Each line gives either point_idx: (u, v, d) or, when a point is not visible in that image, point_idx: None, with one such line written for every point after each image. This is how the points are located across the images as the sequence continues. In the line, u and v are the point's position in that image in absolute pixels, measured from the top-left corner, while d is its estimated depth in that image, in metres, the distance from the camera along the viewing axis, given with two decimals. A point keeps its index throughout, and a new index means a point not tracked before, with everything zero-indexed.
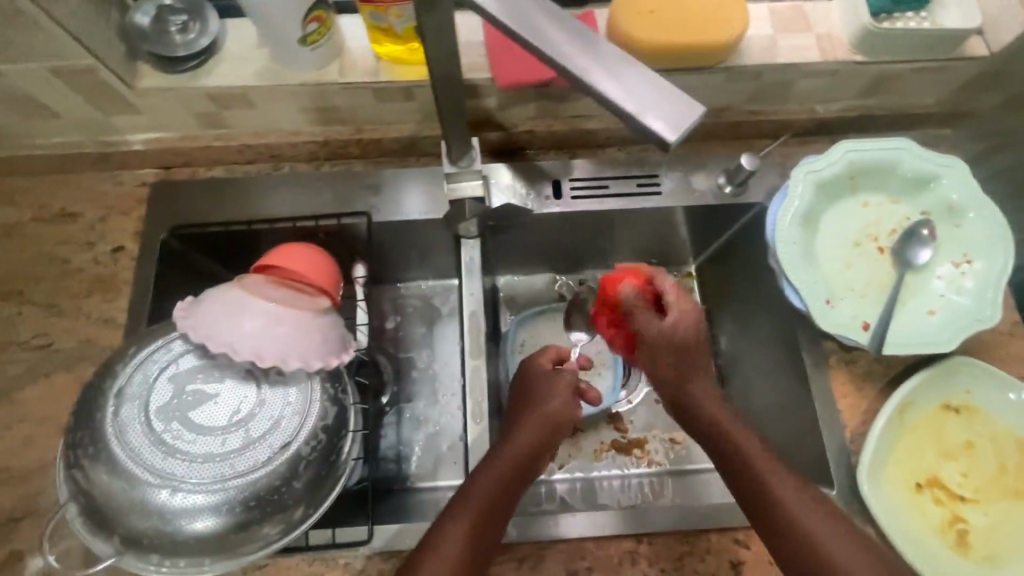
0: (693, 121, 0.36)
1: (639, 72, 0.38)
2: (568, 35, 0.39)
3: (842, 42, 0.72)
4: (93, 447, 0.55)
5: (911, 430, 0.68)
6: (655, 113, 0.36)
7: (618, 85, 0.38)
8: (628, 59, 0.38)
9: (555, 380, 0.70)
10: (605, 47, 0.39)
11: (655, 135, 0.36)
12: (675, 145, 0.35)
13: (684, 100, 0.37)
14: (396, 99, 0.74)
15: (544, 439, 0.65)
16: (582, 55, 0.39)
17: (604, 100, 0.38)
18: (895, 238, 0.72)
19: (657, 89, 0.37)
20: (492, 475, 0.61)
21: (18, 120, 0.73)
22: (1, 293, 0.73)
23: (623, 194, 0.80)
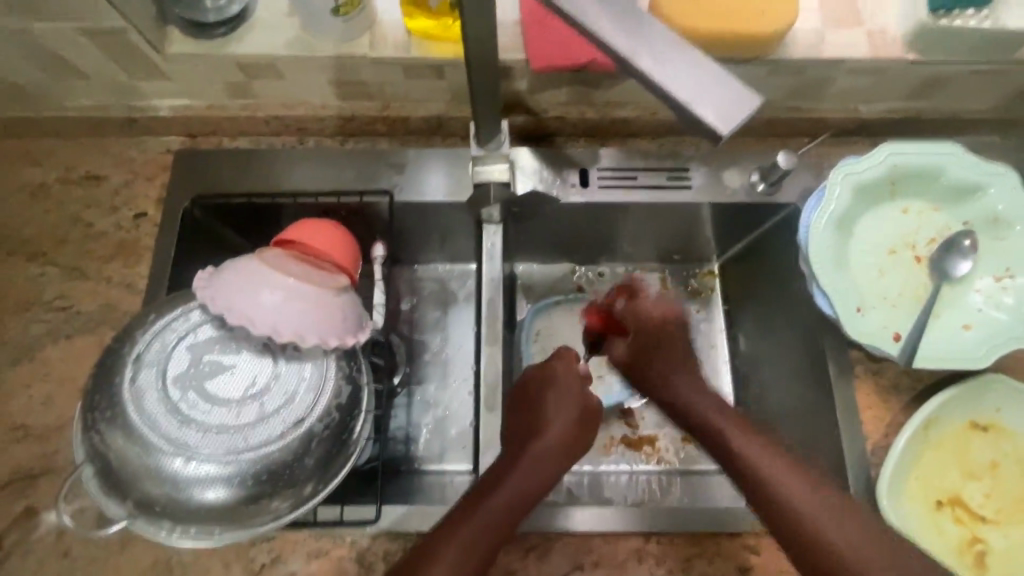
0: (746, 113, 0.34)
1: (691, 58, 0.36)
2: (615, 14, 0.37)
3: (895, 39, 0.69)
4: (110, 411, 0.55)
5: (936, 447, 0.65)
6: (707, 102, 0.35)
7: (668, 71, 0.36)
8: (680, 43, 0.37)
9: (579, 392, 0.71)
10: (657, 28, 0.37)
11: (706, 126, 0.34)
12: (727, 138, 0.34)
13: (739, 90, 0.35)
14: (427, 76, 0.72)
15: (563, 447, 0.67)
16: (629, 36, 0.37)
17: (652, 85, 0.36)
18: (934, 247, 0.70)
19: (708, 76, 0.35)
20: (518, 477, 0.62)
21: (47, 80, 0.73)
22: (26, 253, 0.74)
23: (651, 187, 0.78)
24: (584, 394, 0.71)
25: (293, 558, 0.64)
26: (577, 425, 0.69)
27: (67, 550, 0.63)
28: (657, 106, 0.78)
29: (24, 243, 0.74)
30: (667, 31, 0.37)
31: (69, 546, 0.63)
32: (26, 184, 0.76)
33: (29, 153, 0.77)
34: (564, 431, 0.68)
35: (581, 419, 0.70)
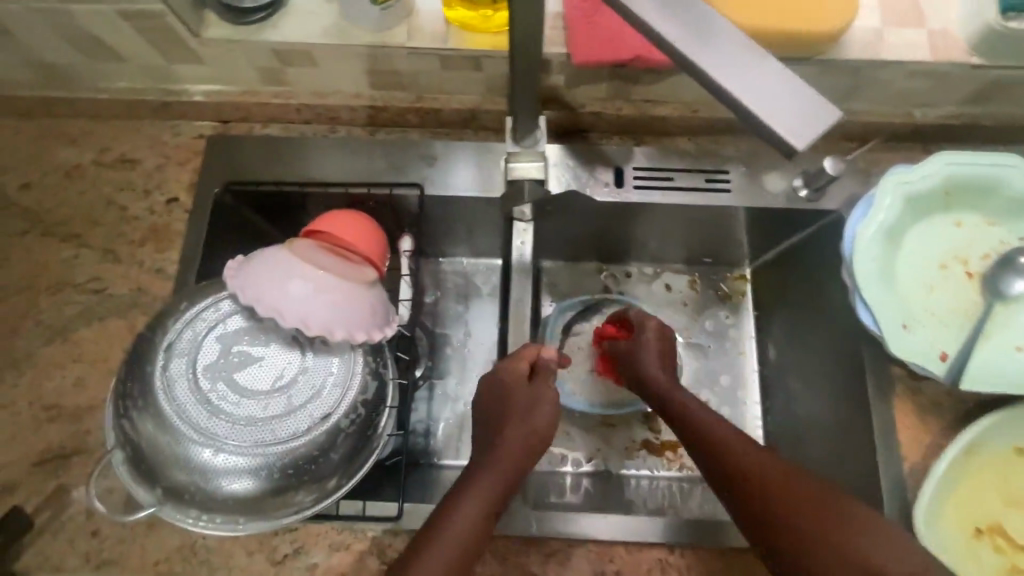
0: (821, 126, 0.35)
1: (764, 66, 0.36)
2: (682, 22, 0.38)
3: (958, 42, 0.65)
4: (142, 399, 0.55)
5: (978, 473, 0.63)
6: (780, 113, 0.35)
7: (740, 81, 0.36)
8: (753, 51, 0.37)
9: (533, 395, 0.61)
10: (728, 37, 0.37)
11: (778, 139, 0.35)
12: (800, 152, 0.34)
13: (814, 101, 0.35)
14: (463, 68, 0.71)
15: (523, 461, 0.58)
16: (699, 44, 0.37)
17: (722, 96, 0.36)
18: (987, 263, 0.67)
19: (781, 86, 0.36)
20: (470, 504, 0.53)
21: (85, 61, 0.73)
22: (60, 234, 0.74)
23: (688, 188, 0.75)
24: (538, 395, 0.61)
25: (314, 550, 0.64)
26: (537, 430, 0.59)
27: (95, 530, 0.64)
28: (699, 104, 0.76)
29: (59, 224, 0.74)
30: (739, 39, 0.37)
31: (97, 527, 0.64)
32: (61, 165, 0.76)
33: (64, 133, 0.78)
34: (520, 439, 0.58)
35: (538, 423, 0.60)
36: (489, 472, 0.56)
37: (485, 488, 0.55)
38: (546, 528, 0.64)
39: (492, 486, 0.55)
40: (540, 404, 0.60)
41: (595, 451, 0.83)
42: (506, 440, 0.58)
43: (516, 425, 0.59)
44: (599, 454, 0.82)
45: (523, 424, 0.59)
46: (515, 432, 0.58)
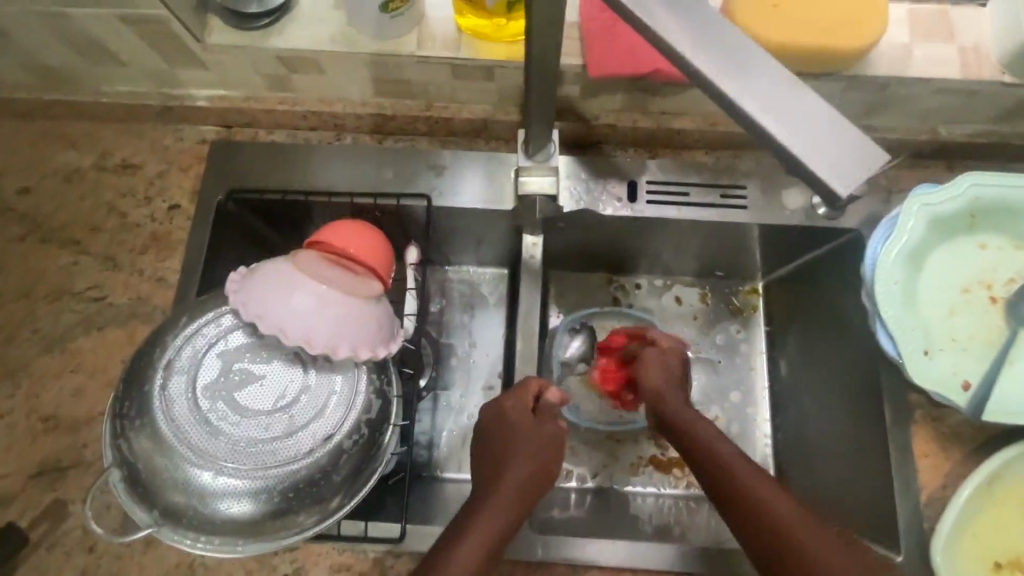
0: (869, 172, 0.32)
1: (808, 104, 0.33)
2: (718, 52, 0.35)
3: (989, 59, 0.63)
4: (139, 419, 0.54)
5: (999, 505, 0.61)
6: (826, 157, 0.32)
7: (783, 120, 0.33)
8: (794, 85, 0.34)
9: (539, 427, 0.60)
10: (766, 69, 0.34)
11: (824, 184, 0.32)
12: (846, 199, 0.32)
13: (863, 144, 0.33)
14: (475, 77, 0.69)
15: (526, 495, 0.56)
16: (737, 77, 0.34)
17: (763, 135, 0.33)
18: (1012, 288, 0.65)
19: (826, 126, 0.33)
20: (471, 542, 0.51)
21: (86, 64, 0.71)
22: (59, 240, 0.73)
23: (703, 203, 0.73)
24: (544, 426, 0.60)
25: (315, 571, 0.62)
26: (541, 463, 0.58)
27: (92, 546, 0.63)
28: (718, 117, 0.73)
29: (58, 230, 0.73)
30: (778, 68, 0.34)
31: (94, 542, 0.63)
32: (61, 169, 0.75)
33: (65, 136, 0.76)
34: (524, 474, 0.57)
35: (542, 454, 0.58)
36: (491, 508, 0.53)
37: (489, 523, 0.52)
38: (552, 553, 0.63)
39: (496, 522, 0.53)
40: (545, 436, 0.59)
41: (601, 467, 0.81)
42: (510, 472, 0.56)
43: (520, 457, 0.57)
44: (605, 469, 0.81)
45: (526, 456, 0.57)
46: (519, 464, 0.57)
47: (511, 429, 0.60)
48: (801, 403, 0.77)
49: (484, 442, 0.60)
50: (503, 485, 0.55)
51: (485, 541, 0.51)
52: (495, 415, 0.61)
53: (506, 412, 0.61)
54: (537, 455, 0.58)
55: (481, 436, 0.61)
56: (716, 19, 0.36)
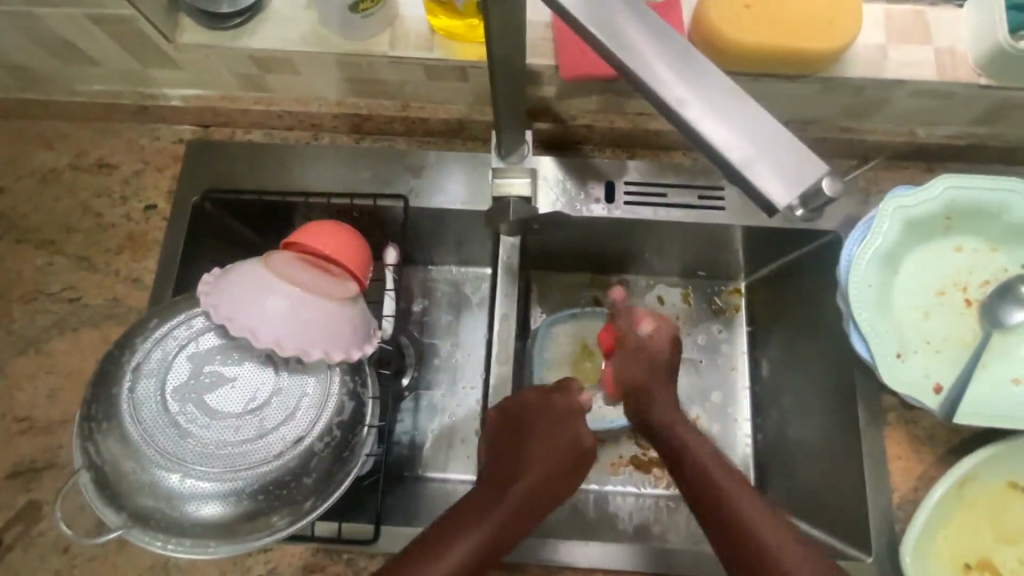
0: (807, 181, 0.32)
1: (749, 112, 0.33)
2: (662, 57, 0.35)
3: (965, 61, 0.63)
4: (108, 422, 0.54)
5: (970, 507, 0.62)
6: (763, 166, 0.32)
7: (723, 128, 0.33)
8: (736, 93, 0.34)
9: (574, 434, 0.64)
10: (710, 76, 0.34)
11: (760, 193, 0.32)
12: (784, 209, 0.32)
13: (802, 154, 0.33)
14: (449, 78, 0.68)
15: (541, 493, 0.61)
16: (680, 83, 0.34)
17: (702, 142, 0.34)
18: (987, 291, 0.65)
19: (764, 135, 0.33)
20: (476, 534, 0.56)
21: (58, 63, 0.70)
22: (35, 240, 0.72)
23: (681, 204, 0.73)
24: (579, 435, 0.64)
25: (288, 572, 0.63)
26: (560, 464, 0.63)
27: (66, 547, 0.63)
28: None
29: (34, 230, 0.73)
30: (722, 75, 0.34)
31: (68, 544, 0.63)
32: (37, 168, 0.74)
33: (40, 136, 0.76)
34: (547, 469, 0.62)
35: (563, 462, 0.63)
36: (506, 505, 0.58)
37: (500, 517, 0.58)
38: (525, 555, 0.63)
39: (505, 518, 0.58)
40: (575, 443, 0.64)
41: None
42: (530, 470, 0.61)
43: (545, 460, 0.62)
44: (585, 469, 0.80)
45: (549, 455, 0.62)
46: (539, 464, 0.62)
47: (544, 426, 0.64)
48: (780, 405, 0.78)
49: (502, 432, 0.64)
50: (521, 483, 0.60)
51: (490, 535, 0.57)
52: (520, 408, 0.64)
53: (543, 410, 0.64)
54: (561, 461, 0.63)
55: (507, 417, 0.64)
56: (663, 25, 0.35)
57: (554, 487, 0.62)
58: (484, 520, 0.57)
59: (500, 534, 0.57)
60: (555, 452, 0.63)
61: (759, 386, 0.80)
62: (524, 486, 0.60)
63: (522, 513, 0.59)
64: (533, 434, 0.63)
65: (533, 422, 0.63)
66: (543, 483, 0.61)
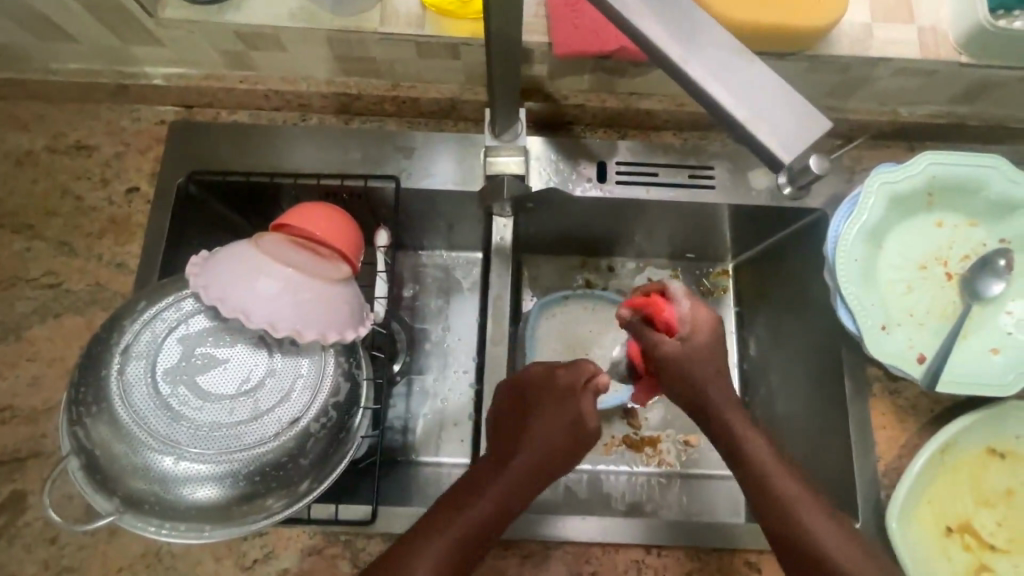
0: (812, 138, 0.34)
1: (755, 72, 0.35)
2: (669, 17, 0.35)
3: (947, 39, 0.64)
4: (97, 405, 0.53)
5: (951, 471, 0.64)
6: (769, 126, 0.34)
7: (730, 89, 0.34)
8: (742, 54, 0.35)
9: (574, 408, 0.61)
10: (716, 38, 0.35)
11: (767, 152, 0.34)
12: (790, 167, 0.34)
13: (806, 113, 0.34)
14: (440, 56, 0.68)
15: (541, 467, 0.59)
16: (686, 44, 0.35)
17: (711, 105, 0.35)
18: (967, 265, 0.67)
19: (770, 94, 0.34)
20: (475, 510, 0.56)
21: (34, 40, 0.68)
22: (11, 225, 0.70)
23: (673, 184, 0.73)
24: (582, 412, 0.61)
25: (284, 555, 0.62)
26: (564, 436, 0.60)
27: (54, 537, 0.61)
28: (684, 98, 0.73)
29: (10, 215, 0.70)
30: (726, 36, 0.35)
31: (56, 534, 0.61)
32: (11, 150, 0.72)
33: (15, 118, 0.73)
34: (552, 438, 0.60)
35: (566, 438, 0.60)
36: (503, 480, 0.58)
37: (499, 493, 0.57)
38: (521, 531, 0.64)
39: (504, 494, 0.58)
40: (578, 421, 0.60)
41: None
42: (529, 445, 0.59)
43: (546, 430, 0.60)
44: None
45: (551, 432, 0.60)
46: (540, 438, 0.60)
47: (546, 400, 0.61)
48: (767, 381, 0.79)
49: (513, 406, 0.62)
50: (523, 456, 0.59)
51: (490, 511, 0.57)
52: (527, 385, 0.62)
53: (547, 385, 0.62)
54: (562, 438, 0.60)
55: (518, 393, 0.63)
56: None
57: (557, 463, 0.60)
58: (483, 498, 0.57)
59: (498, 508, 0.57)
60: (562, 422, 0.60)
61: (747, 364, 0.82)
62: (523, 463, 0.59)
63: (522, 486, 0.58)
64: (535, 408, 0.61)
65: (535, 397, 0.62)
66: (541, 460, 0.59)
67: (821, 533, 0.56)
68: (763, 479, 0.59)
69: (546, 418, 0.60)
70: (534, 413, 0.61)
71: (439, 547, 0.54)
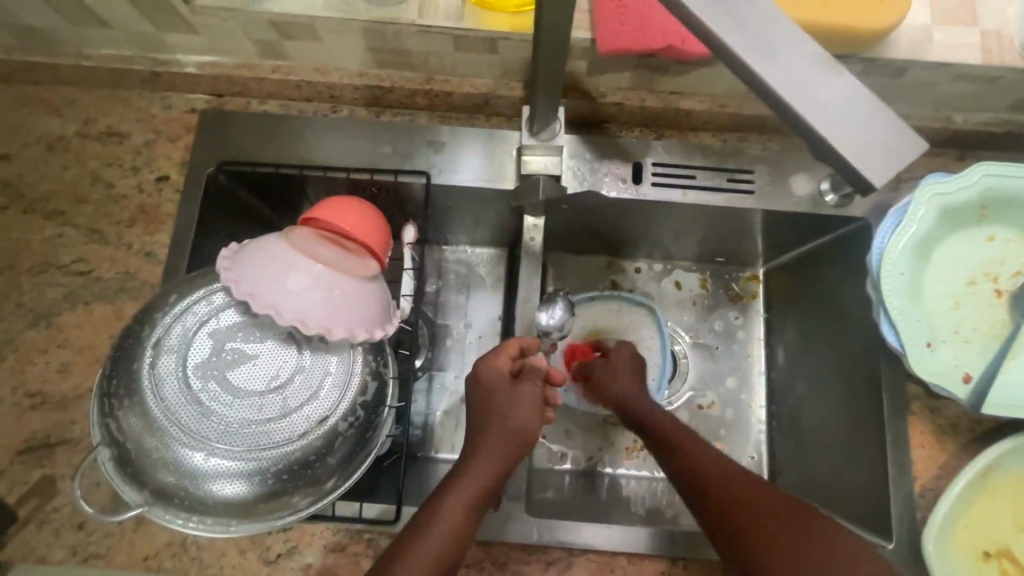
0: (904, 161, 0.33)
1: (840, 84, 0.33)
2: (751, 31, 0.33)
3: (1012, 44, 0.61)
4: (128, 398, 0.52)
5: (991, 495, 0.62)
6: (856, 145, 0.33)
7: (818, 105, 0.33)
8: (827, 64, 0.33)
9: (512, 394, 0.57)
10: (804, 49, 0.33)
11: (856, 172, 0.33)
12: (879, 189, 0.33)
13: (898, 132, 0.33)
14: (478, 49, 0.66)
15: (504, 458, 0.54)
16: (771, 59, 0.33)
17: (798, 122, 0.33)
18: (1018, 281, 0.64)
19: (857, 111, 0.33)
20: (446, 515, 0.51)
21: (67, 24, 0.68)
22: (43, 211, 0.70)
23: (709, 187, 0.71)
24: (518, 394, 0.57)
25: (308, 551, 0.62)
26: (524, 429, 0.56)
27: (82, 523, 0.62)
28: (725, 98, 0.71)
29: (41, 201, 0.70)
30: (812, 45, 0.34)
31: (84, 520, 0.62)
32: (43, 135, 0.72)
33: (47, 102, 0.73)
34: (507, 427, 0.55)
35: (517, 428, 0.55)
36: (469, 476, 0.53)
37: (471, 488, 0.52)
38: (545, 536, 0.63)
39: (476, 486, 0.52)
40: (517, 405, 0.56)
41: (596, 450, 0.81)
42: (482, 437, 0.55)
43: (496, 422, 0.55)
44: (600, 453, 0.80)
45: (498, 420, 0.56)
46: (501, 432, 0.55)
47: (484, 391, 0.57)
48: (795, 392, 0.78)
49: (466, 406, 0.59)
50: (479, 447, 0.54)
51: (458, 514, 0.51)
52: (474, 381, 0.58)
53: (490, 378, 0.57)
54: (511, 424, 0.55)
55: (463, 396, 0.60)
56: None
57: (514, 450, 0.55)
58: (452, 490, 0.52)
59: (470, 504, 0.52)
60: (504, 406, 0.56)
61: (776, 373, 0.80)
62: (486, 453, 0.54)
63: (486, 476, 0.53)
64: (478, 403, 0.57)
65: (480, 390, 0.58)
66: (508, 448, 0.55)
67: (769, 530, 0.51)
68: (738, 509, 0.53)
69: (489, 405, 0.56)
70: (492, 405, 0.56)
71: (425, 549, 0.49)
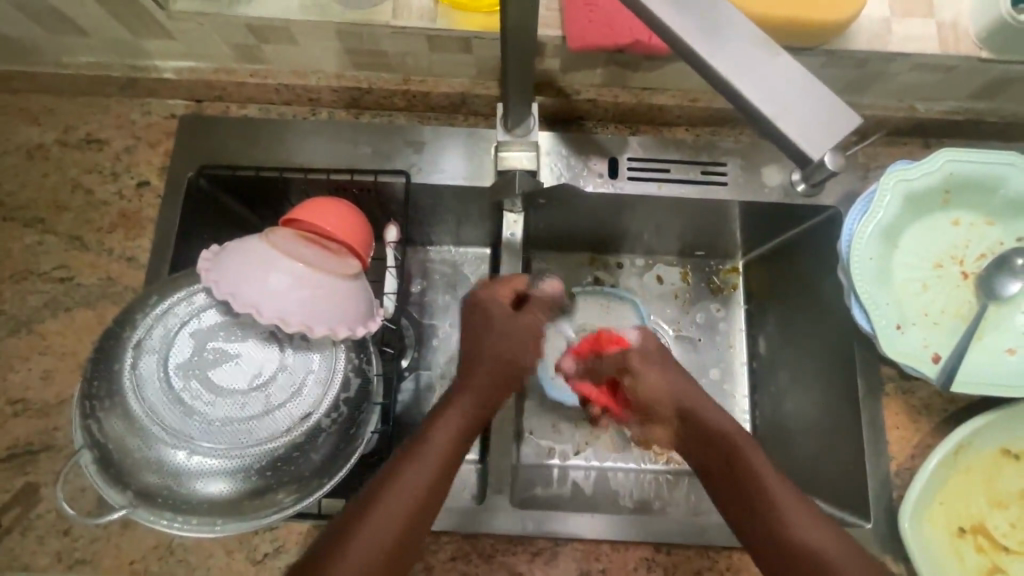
0: (840, 135, 0.35)
1: (781, 65, 0.36)
2: (693, 15, 0.36)
3: (966, 34, 0.63)
4: (110, 400, 0.53)
5: (964, 472, 0.64)
6: (795, 121, 0.35)
7: (757, 83, 0.35)
8: (769, 47, 0.36)
9: (516, 321, 0.64)
10: (743, 31, 0.36)
11: (795, 146, 0.35)
12: (818, 162, 0.35)
13: (834, 108, 0.35)
14: (453, 50, 0.68)
15: (499, 382, 0.61)
16: (711, 41, 0.36)
17: (740, 100, 0.36)
18: (983, 264, 0.66)
19: (796, 89, 0.35)
20: (426, 464, 0.53)
21: (44, 33, 0.68)
22: (22, 218, 0.70)
23: (684, 180, 0.73)
24: (519, 322, 0.64)
25: (294, 549, 0.62)
26: (507, 357, 0.62)
27: (66, 529, 0.62)
28: (698, 93, 0.73)
29: (21, 209, 0.70)
30: (751, 28, 0.36)
31: (69, 526, 0.62)
32: (22, 144, 0.72)
33: (25, 111, 0.73)
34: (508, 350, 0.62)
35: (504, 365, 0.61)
36: (446, 420, 0.57)
37: (452, 425, 0.56)
38: (532, 527, 0.64)
39: (469, 408, 0.58)
40: (526, 341, 0.64)
41: (582, 443, 0.81)
42: (484, 359, 0.61)
43: (496, 349, 0.62)
44: (587, 446, 0.80)
45: (501, 346, 0.62)
46: (485, 367, 0.61)
47: (488, 320, 0.63)
48: (775, 380, 0.79)
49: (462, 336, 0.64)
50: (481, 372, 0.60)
51: (437, 468, 0.53)
52: (473, 304, 0.64)
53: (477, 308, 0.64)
54: (515, 354, 0.62)
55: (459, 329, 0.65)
56: None
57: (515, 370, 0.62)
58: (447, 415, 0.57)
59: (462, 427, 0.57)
60: (499, 339, 0.62)
61: (756, 362, 0.81)
62: (482, 379, 0.60)
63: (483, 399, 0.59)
64: (483, 331, 0.63)
65: (483, 320, 0.63)
66: (494, 383, 0.60)
67: (796, 523, 0.52)
68: (755, 481, 0.55)
69: (492, 334, 0.62)
70: (485, 327, 0.63)
71: (413, 479, 0.52)
